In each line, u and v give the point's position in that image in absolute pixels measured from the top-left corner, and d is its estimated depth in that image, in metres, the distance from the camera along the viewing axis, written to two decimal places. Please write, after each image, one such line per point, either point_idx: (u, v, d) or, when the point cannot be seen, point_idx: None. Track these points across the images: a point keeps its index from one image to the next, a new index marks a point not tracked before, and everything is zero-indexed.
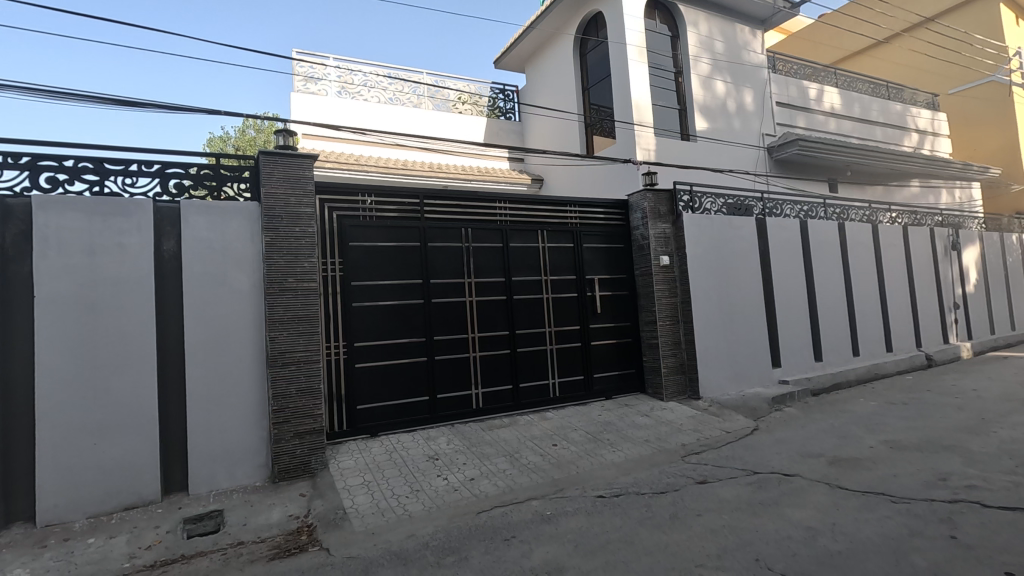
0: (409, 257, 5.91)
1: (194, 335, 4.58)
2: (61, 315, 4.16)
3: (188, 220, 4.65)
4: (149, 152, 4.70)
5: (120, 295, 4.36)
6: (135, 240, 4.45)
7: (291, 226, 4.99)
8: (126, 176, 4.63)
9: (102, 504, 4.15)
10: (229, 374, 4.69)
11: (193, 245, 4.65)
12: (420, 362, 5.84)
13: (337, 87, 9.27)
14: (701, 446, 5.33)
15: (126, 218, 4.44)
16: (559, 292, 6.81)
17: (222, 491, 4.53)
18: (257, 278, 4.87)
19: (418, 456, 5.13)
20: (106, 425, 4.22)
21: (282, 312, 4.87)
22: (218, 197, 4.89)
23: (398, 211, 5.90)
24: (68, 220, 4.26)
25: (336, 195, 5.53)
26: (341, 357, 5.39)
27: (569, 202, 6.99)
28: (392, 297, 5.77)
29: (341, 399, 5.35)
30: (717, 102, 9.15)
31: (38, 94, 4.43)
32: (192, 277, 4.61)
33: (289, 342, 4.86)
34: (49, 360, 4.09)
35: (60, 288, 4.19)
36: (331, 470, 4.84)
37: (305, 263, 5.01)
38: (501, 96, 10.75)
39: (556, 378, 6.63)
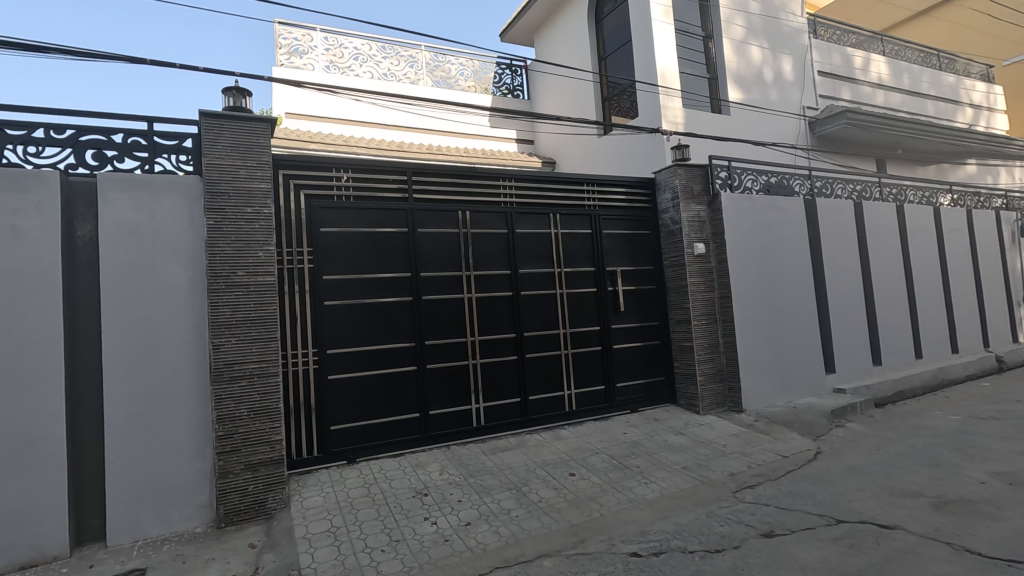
0: (394, 246, 4.91)
1: (115, 343, 3.59)
2: None
3: (106, 198, 3.66)
4: (59, 114, 3.73)
5: (15, 292, 3.38)
6: (36, 223, 3.47)
7: (242, 205, 4.00)
8: (28, 144, 3.65)
9: None
10: (161, 392, 3.69)
11: (112, 229, 3.65)
12: (407, 373, 4.85)
13: (325, 61, 8.28)
14: (755, 477, 4.26)
15: (22, 196, 3.47)
16: (575, 287, 5.77)
17: (151, 541, 3.55)
18: (197, 270, 3.87)
19: (403, 491, 4.12)
20: None
21: (229, 312, 3.88)
22: (151, 169, 3.90)
23: (381, 191, 4.89)
24: None
25: (305, 170, 4.54)
26: (310, 367, 4.41)
27: (586, 180, 5.94)
28: (373, 295, 4.77)
29: (308, 419, 4.37)
30: (753, 70, 8.00)
31: None
32: (111, 269, 3.62)
33: (239, 350, 3.88)
34: None
35: None
36: (292, 511, 3.86)
37: (258, 252, 4.03)
38: (508, 71, 9.71)
39: (572, 389, 5.60)
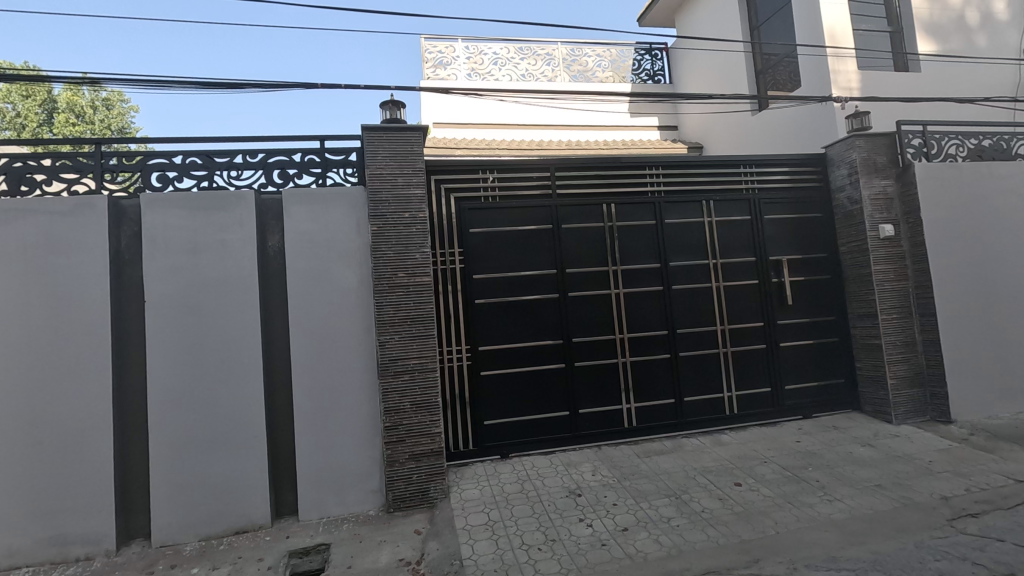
0: (539, 243, 4.90)
1: (300, 340, 4.02)
2: (168, 320, 3.86)
3: (290, 212, 4.12)
4: (252, 140, 4.28)
5: (225, 296, 3.96)
6: (238, 237, 4.03)
7: (400, 211, 4.26)
8: (231, 169, 4.25)
9: (213, 526, 3.79)
10: (338, 385, 4.05)
11: (295, 239, 4.11)
12: (556, 370, 4.81)
13: (467, 69, 8.62)
14: (978, 503, 3.51)
15: (228, 214, 4.04)
16: (732, 279, 5.29)
17: (333, 519, 3.93)
18: (364, 273, 4.20)
19: (556, 489, 4.08)
20: (213, 441, 3.84)
21: (392, 312, 4.16)
22: (324, 184, 4.32)
23: (526, 189, 4.92)
24: (173, 219, 3.96)
25: (454, 174, 4.73)
26: (464, 363, 4.58)
27: (742, 161, 5.41)
28: (520, 292, 4.81)
29: (463, 413, 4.54)
30: (951, 13, 6.69)
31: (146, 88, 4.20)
32: (295, 274, 4.07)
33: (401, 347, 4.13)
34: (157, 369, 3.81)
35: (168, 291, 3.88)
36: (452, 501, 4.02)
37: (416, 254, 4.26)
38: (648, 56, 9.29)
39: (733, 390, 5.14)
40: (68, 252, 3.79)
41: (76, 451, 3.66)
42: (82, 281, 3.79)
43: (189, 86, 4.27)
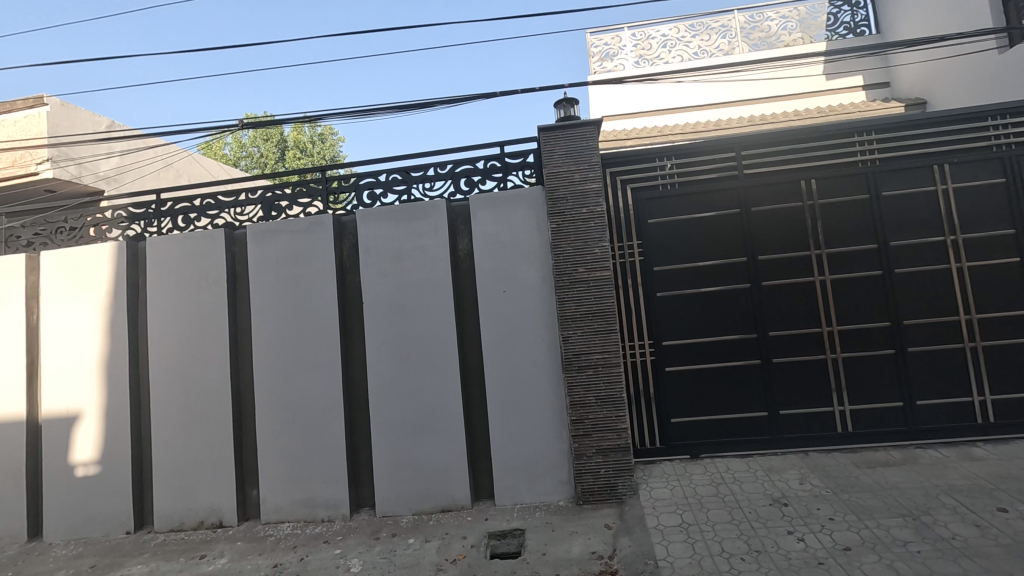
0: (726, 229, 4.55)
1: (490, 336, 4.29)
2: (381, 319, 4.40)
3: (477, 216, 4.42)
4: (442, 153, 4.68)
5: (425, 296, 4.38)
6: (434, 242, 4.43)
7: (578, 207, 4.28)
8: (425, 181, 4.69)
9: (422, 502, 4.22)
10: (526, 378, 4.23)
11: (482, 241, 4.39)
12: (750, 366, 4.42)
13: (634, 57, 8.39)
14: None
15: (424, 222, 4.47)
16: (980, 258, 4.32)
17: (526, 506, 4.11)
18: (546, 270, 4.32)
19: (757, 496, 3.75)
20: (421, 426, 4.28)
21: (574, 307, 4.20)
22: (505, 187, 4.55)
23: (708, 172, 4.59)
24: (381, 229, 4.51)
25: (631, 164, 4.61)
26: (648, 358, 4.45)
27: (991, 111, 4.38)
28: (706, 283, 4.52)
29: (650, 409, 4.42)
30: None
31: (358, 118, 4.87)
32: (484, 274, 4.35)
33: (584, 342, 4.16)
34: (374, 362, 4.38)
35: (380, 293, 4.43)
36: (641, 499, 3.93)
37: (595, 249, 4.24)
38: (848, 6, 8.04)
39: (985, 394, 4.21)
40: (306, 264, 4.55)
41: (318, 430, 4.38)
42: (317, 288, 4.51)
43: (390, 112, 4.83)
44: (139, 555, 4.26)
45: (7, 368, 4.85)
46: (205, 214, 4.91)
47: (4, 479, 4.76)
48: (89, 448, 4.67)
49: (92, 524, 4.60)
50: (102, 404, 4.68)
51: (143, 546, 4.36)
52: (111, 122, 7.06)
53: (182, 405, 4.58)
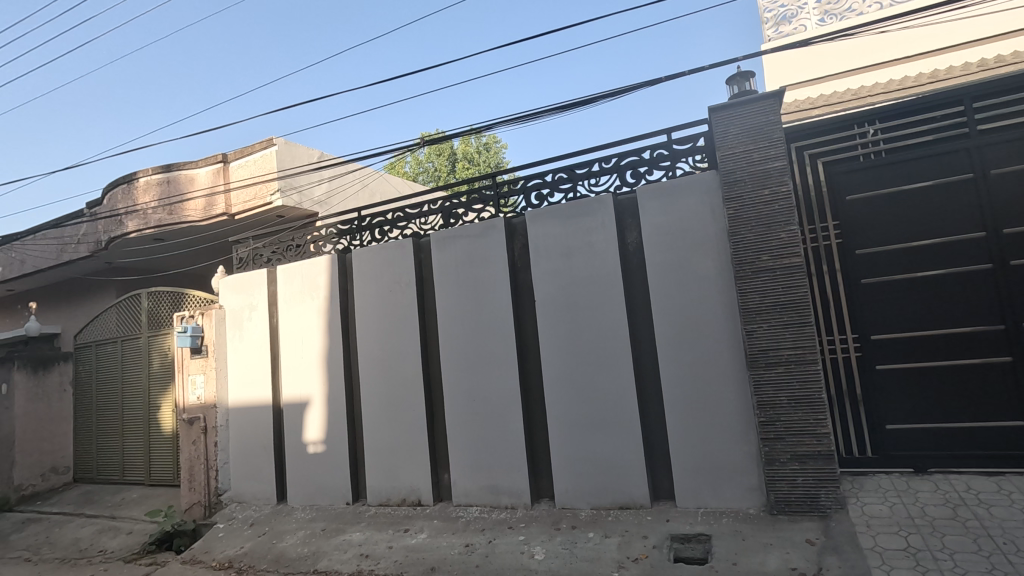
0: (953, 200, 3.78)
1: (665, 331, 4.13)
2: (553, 315, 4.52)
3: (645, 208, 4.30)
4: (607, 148, 4.63)
5: (596, 293, 4.39)
6: (602, 238, 4.42)
7: (759, 189, 3.91)
8: (590, 177, 4.69)
9: (601, 497, 4.21)
10: (705, 375, 3.99)
11: (653, 233, 4.25)
12: (997, 365, 3.60)
13: (819, 15, 7.38)
14: None
15: (592, 218, 4.47)
16: None
17: (712, 511, 3.87)
18: (724, 260, 4.02)
19: (1015, 525, 3.04)
20: (596, 422, 4.29)
21: (758, 298, 3.84)
22: (674, 175, 4.35)
23: (926, 134, 3.86)
24: (550, 228, 4.62)
25: (822, 136, 4.08)
26: (852, 355, 3.90)
27: None
28: (926, 265, 3.81)
29: (857, 413, 3.87)
30: None
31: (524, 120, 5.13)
32: (656, 268, 4.21)
33: (772, 336, 3.78)
34: (549, 357, 4.51)
35: (552, 291, 4.55)
36: (851, 515, 3.45)
37: (782, 233, 3.82)
38: None
39: None
40: (482, 266, 4.86)
41: (499, 422, 4.65)
42: (493, 288, 4.79)
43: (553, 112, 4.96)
44: (357, 523, 4.96)
45: (259, 362, 5.99)
46: (396, 226, 5.51)
47: (259, 452, 5.88)
48: (317, 430, 5.55)
49: (321, 493, 5.46)
50: (324, 393, 5.53)
51: (359, 516, 5.05)
52: (320, 153, 8.31)
53: (385, 395, 5.21)
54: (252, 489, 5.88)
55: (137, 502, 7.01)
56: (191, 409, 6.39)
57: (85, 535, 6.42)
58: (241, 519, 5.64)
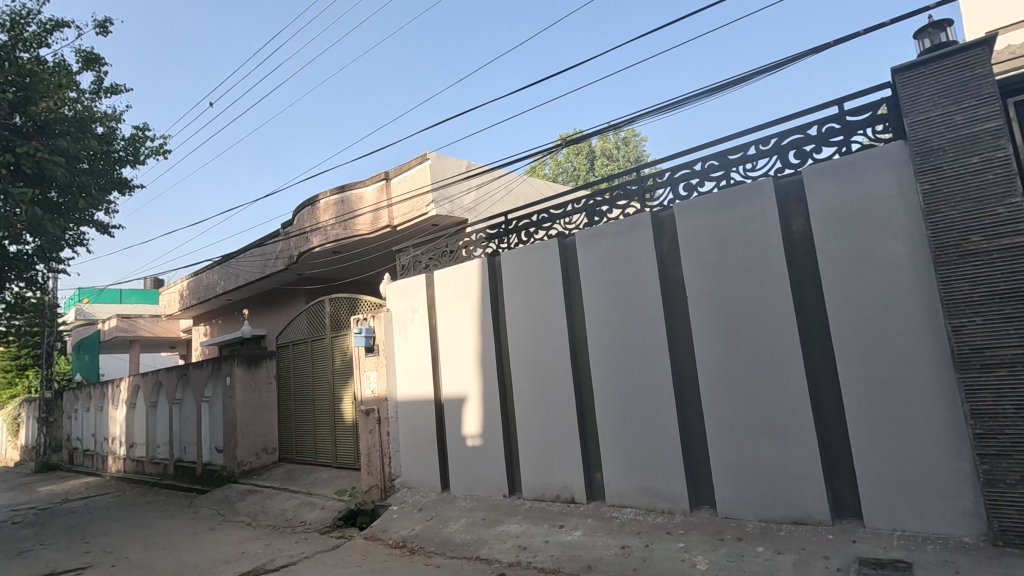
0: None
1: (843, 327, 3.67)
2: (708, 312, 4.26)
3: (814, 190, 3.87)
4: (764, 128, 4.26)
5: (757, 286, 4.04)
6: (762, 226, 4.06)
7: (964, 158, 3.28)
8: (746, 162, 4.34)
9: (771, 509, 3.86)
10: (897, 378, 3.46)
11: (824, 218, 3.80)
12: None
13: None
14: None
15: (750, 205, 4.14)
16: None
17: (912, 536, 3.33)
18: (918, 244, 3.45)
19: None
20: (762, 427, 3.95)
21: (967, 287, 3.22)
22: (849, 150, 3.85)
23: None
24: (703, 220, 4.36)
25: None
26: None
27: None
28: None
29: None
30: None
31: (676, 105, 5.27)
32: (829, 257, 3.76)
33: (989, 332, 3.14)
34: (705, 357, 4.25)
35: (706, 286, 4.29)
36: None
37: (998, 207, 3.17)
38: None
39: None
40: (630, 262, 4.75)
41: (653, 422, 4.50)
42: (641, 285, 4.66)
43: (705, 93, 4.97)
44: (514, 515, 5.15)
45: (421, 360, 6.52)
46: (541, 227, 5.62)
47: (424, 442, 6.40)
48: (474, 424, 5.88)
49: (480, 484, 5.76)
50: (480, 389, 5.84)
51: (516, 509, 5.24)
52: (468, 163, 8.80)
53: (536, 392, 5.34)
54: (419, 476, 6.41)
55: (327, 482, 8.05)
56: (367, 401, 7.15)
57: (290, 507, 7.53)
58: (411, 503, 6.18)
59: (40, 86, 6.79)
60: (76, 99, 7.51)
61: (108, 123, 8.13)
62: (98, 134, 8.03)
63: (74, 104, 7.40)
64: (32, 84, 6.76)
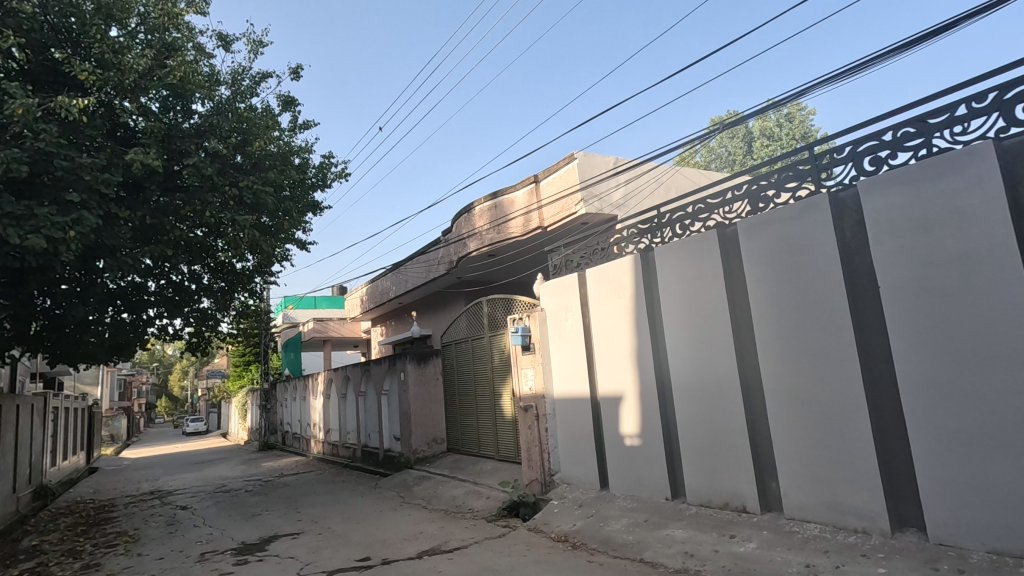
0: None
1: None
2: (908, 304, 3.67)
3: None
4: (978, 82, 3.56)
5: (974, 273, 3.39)
6: (978, 200, 3.40)
7: None
8: (953, 125, 3.67)
9: (1005, 540, 3.20)
10: None
11: None
12: None
13: None
14: None
15: (960, 176, 3.49)
16: None
17: None
18: None
19: None
20: (988, 440, 3.29)
21: None
22: None
23: None
24: (896, 197, 3.79)
25: None
26: None
27: None
28: None
29: None
30: None
31: (865, 66, 4.75)
32: None
33: None
34: (904, 356, 3.68)
35: (903, 274, 3.70)
36: None
37: None
38: None
39: None
40: (804, 251, 4.29)
41: (839, 430, 4.01)
42: (819, 275, 4.18)
43: (900, 48, 4.41)
44: (678, 520, 4.95)
45: (576, 358, 6.57)
46: (697, 218, 5.33)
47: (582, 440, 6.44)
48: (633, 423, 5.77)
49: (640, 486, 5.62)
50: (636, 387, 5.72)
51: (680, 514, 5.02)
52: (615, 159, 8.67)
53: (698, 392, 5.07)
54: (578, 473, 6.47)
55: (491, 473, 8.51)
56: (525, 398, 7.40)
57: (459, 494, 8.11)
58: (571, 499, 6.26)
59: (254, 130, 8.16)
60: (279, 138, 8.90)
61: (303, 155, 9.51)
62: (297, 164, 9.44)
63: (278, 142, 8.78)
64: (248, 128, 8.16)
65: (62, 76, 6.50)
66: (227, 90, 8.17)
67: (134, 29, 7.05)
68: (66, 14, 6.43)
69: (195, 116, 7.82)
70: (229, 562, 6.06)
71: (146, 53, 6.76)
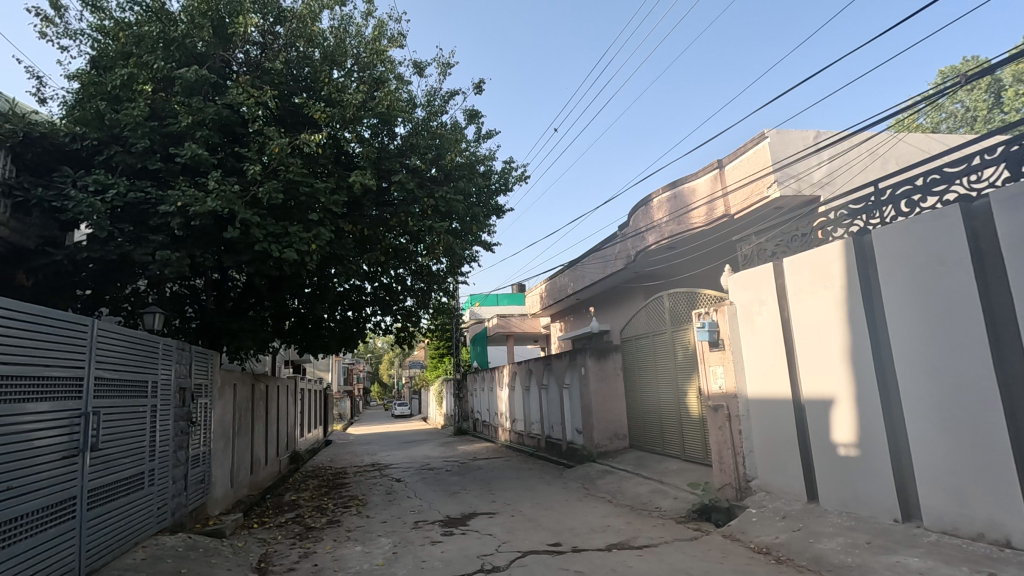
0: None
1: None
2: None
3: None
4: None
5: None
6: None
7: None
8: None
9: None
10: None
11: None
12: None
13: None
14: None
15: None
16: None
17: None
18: None
19: None
20: None
21: None
22: None
23: None
24: None
25: None
26: None
27: None
28: None
29: None
30: None
31: None
32: None
33: None
34: None
35: None
36: None
37: None
38: None
39: None
40: None
41: None
42: None
43: None
44: (912, 547, 4.25)
45: (774, 356, 6.01)
46: (931, 191, 4.50)
47: (783, 445, 5.88)
48: (848, 429, 5.10)
49: (860, 502, 4.95)
50: (852, 390, 5.05)
51: (915, 540, 4.31)
52: (816, 133, 7.73)
53: (936, 397, 4.30)
54: (779, 481, 5.93)
55: (677, 473, 8.22)
56: (714, 397, 7.00)
57: (644, 492, 7.99)
58: (772, 509, 5.76)
59: (445, 144, 8.99)
60: (466, 149, 9.69)
61: (487, 162, 10.20)
62: (482, 171, 10.16)
63: (465, 152, 9.55)
64: (441, 143, 9.01)
65: (302, 116, 7.92)
66: (422, 111, 9.13)
67: (350, 69, 8.27)
68: (303, 66, 7.92)
69: (398, 138, 8.91)
70: (438, 532, 6.82)
71: (360, 89, 7.91)
